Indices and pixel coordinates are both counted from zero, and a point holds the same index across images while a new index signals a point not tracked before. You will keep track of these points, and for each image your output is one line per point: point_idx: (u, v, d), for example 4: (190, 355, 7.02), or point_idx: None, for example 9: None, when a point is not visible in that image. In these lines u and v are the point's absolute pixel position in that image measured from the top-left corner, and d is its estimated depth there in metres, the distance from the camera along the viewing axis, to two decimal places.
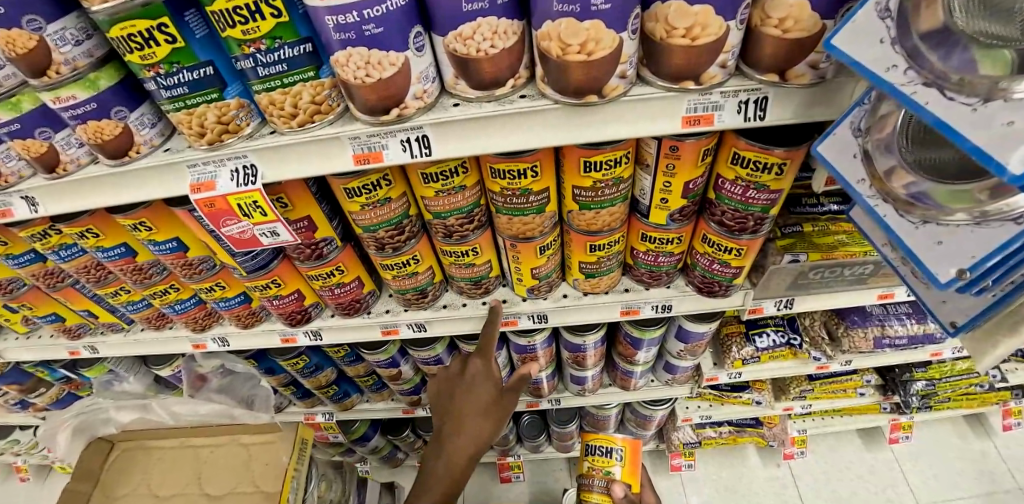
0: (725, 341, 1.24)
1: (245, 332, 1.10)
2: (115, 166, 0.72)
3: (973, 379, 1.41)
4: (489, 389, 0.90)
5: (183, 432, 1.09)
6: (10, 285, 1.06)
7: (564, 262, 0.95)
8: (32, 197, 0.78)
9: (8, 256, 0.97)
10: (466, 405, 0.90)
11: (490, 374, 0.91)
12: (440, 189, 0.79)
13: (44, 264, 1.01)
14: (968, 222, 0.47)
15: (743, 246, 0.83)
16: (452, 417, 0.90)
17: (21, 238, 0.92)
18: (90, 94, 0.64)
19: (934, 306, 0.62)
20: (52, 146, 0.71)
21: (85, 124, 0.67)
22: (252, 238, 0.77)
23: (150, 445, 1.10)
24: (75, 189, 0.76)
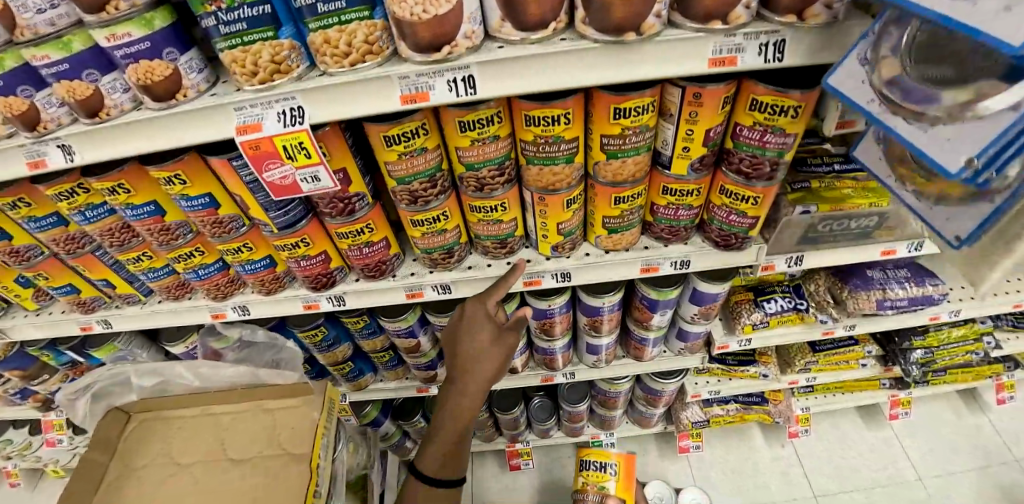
0: (735, 308, 1.28)
1: (268, 299, 1.11)
2: (160, 110, 0.74)
3: (969, 347, 1.47)
4: (489, 331, 0.90)
5: (203, 400, 1.09)
6: (28, 252, 1.06)
7: (587, 220, 0.99)
8: (68, 145, 0.80)
9: (31, 218, 0.97)
10: (468, 351, 0.90)
11: (488, 317, 0.91)
12: (476, 138, 0.82)
13: (65, 228, 1.01)
14: (974, 117, 0.51)
15: (759, 194, 0.87)
16: (456, 362, 0.91)
17: (48, 197, 0.93)
18: (145, 33, 0.67)
19: (937, 224, 0.67)
20: (98, 89, 0.73)
21: (137, 64, 0.69)
22: (292, 184, 0.80)
23: (168, 414, 1.09)
24: (114, 136, 0.78)
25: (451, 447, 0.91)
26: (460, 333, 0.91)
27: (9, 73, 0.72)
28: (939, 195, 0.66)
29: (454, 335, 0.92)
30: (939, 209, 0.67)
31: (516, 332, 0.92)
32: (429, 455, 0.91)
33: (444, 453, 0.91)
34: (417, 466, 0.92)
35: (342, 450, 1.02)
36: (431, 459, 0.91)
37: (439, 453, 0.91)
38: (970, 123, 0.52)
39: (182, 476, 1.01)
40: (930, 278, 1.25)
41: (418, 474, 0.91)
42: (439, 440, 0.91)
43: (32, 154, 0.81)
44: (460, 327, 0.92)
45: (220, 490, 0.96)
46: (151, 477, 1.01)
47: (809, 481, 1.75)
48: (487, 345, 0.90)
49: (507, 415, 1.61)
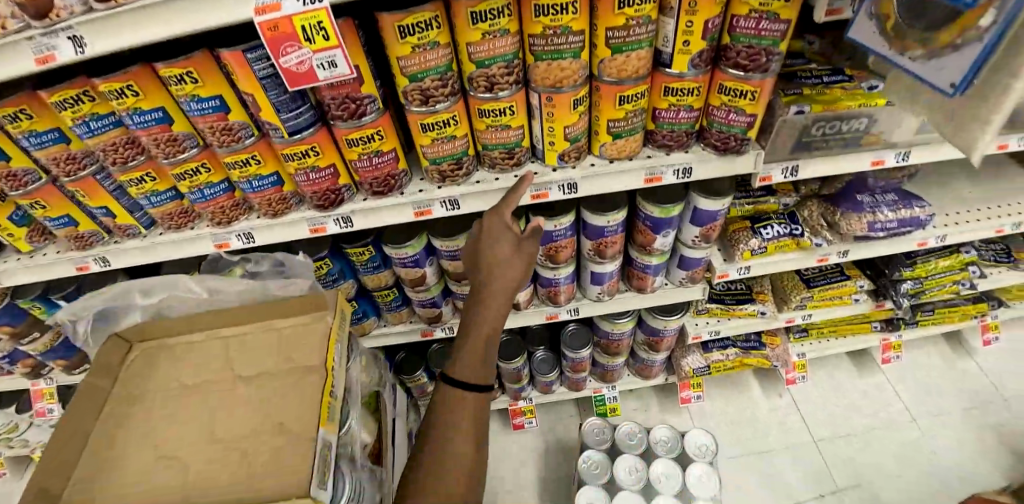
0: (733, 237, 1.31)
1: (273, 223, 1.14)
2: None
3: (956, 278, 1.54)
4: (512, 240, 0.90)
5: (210, 324, 1.06)
6: (26, 177, 1.04)
7: (592, 129, 1.02)
8: (80, 36, 0.79)
9: (30, 132, 0.94)
10: (494, 264, 0.90)
11: (508, 229, 0.90)
12: (486, 31, 0.84)
13: (66, 146, 0.99)
14: None
15: (756, 88, 0.92)
16: (482, 275, 0.91)
17: (49, 106, 0.90)
18: None
19: (933, 78, 0.72)
20: None
21: None
22: (309, 70, 0.83)
23: (174, 342, 1.07)
24: (133, 22, 0.78)
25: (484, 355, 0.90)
26: (481, 248, 0.90)
27: None
28: (933, 49, 0.71)
29: (475, 252, 0.91)
30: (934, 63, 0.72)
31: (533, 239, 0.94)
32: (464, 368, 0.88)
33: (480, 366, 0.89)
34: (450, 381, 0.89)
35: (355, 364, 1.00)
36: (467, 371, 0.89)
37: (476, 365, 0.89)
38: None
39: (191, 396, 0.98)
40: (916, 201, 1.31)
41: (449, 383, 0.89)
42: (474, 352, 0.89)
43: (41, 48, 0.79)
44: (481, 243, 0.91)
45: (232, 405, 0.94)
46: (158, 400, 0.98)
47: (807, 427, 1.83)
48: (512, 254, 0.91)
49: (510, 365, 1.60)
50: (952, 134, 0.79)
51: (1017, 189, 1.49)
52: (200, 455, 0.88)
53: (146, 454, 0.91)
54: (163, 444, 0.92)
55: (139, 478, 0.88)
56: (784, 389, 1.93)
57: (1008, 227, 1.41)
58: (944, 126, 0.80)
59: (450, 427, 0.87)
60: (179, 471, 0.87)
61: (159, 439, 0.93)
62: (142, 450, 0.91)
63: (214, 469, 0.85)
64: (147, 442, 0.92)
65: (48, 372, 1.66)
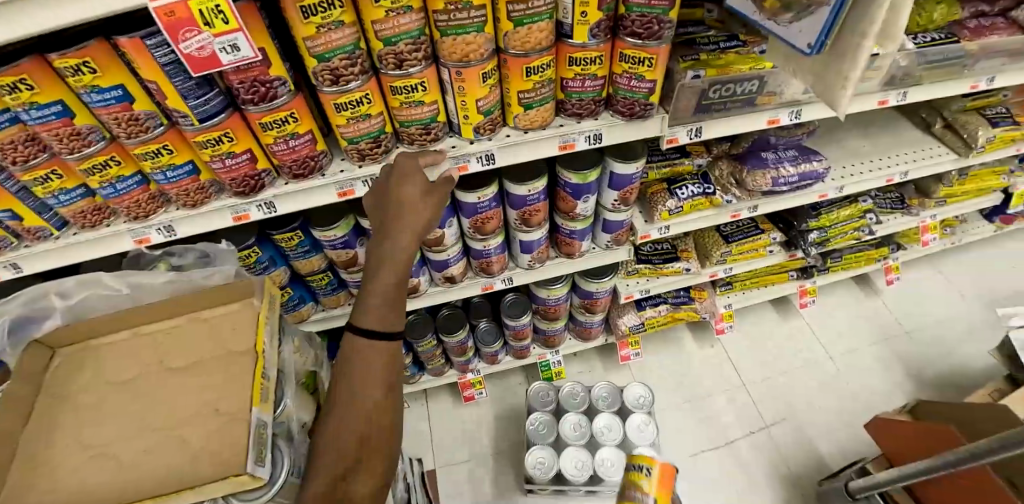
0: (652, 199, 1.39)
1: (194, 214, 1.13)
2: None
3: (856, 224, 1.71)
4: (422, 183, 0.96)
5: (135, 322, 1.04)
6: None
7: (504, 101, 1.06)
8: None
9: None
10: (401, 200, 0.94)
11: (418, 170, 0.97)
12: (389, 8, 0.85)
13: None
14: None
15: (653, 55, 0.97)
16: (389, 215, 0.94)
17: None
18: None
19: (795, 40, 0.79)
20: None
21: None
22: (212, 55, 0.82)
23: (99, 344, 1.04)
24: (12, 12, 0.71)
25: (388, 302, 0.89)
26: (392, 185, 0.96)
27: None
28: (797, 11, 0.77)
29: (385, 191, 0.96)
30: (795, 26, 0.78)
31: (445, 190, 1.00)
32: (370, 317, 0.87)
33: (385, 314, 0.88)
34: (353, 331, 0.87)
35: (287, 346, 1.00)
36: (372, 318, 0.87)
37: (377, 311, 0.88)
38: None
39: (119, 394, 0.97)
40: (815, 156, 1.43)
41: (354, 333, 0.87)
42: (376, 297, 0.88)
43: None
44: (391, 181, 0.96)
45: (165, 398, 0.94)
46: (85, 400, 0.96)
47: (737, 372, 1.99)
48: (421, 198, 0.96)
49: (454, 339, 1.65)
50: (822, 92, 0.86)
51: (902, 142, 1.66)
52: (132, 446, 0.89)
53: (75, 450, 0.90)
54: (92, 438, 0.91)
55: (69, 474, 0.86)
56: (715, 340, 2.07)
57: (897, 176, 1.57)
58: (815, 85, 0.87)
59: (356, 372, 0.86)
60: (113, 465, 0.87)
61: (86, 434, 0.91)
62: (69, 446, 0.90)
63: (151, 459, 0.86)
64: (74, 438, 0.91)
65: None
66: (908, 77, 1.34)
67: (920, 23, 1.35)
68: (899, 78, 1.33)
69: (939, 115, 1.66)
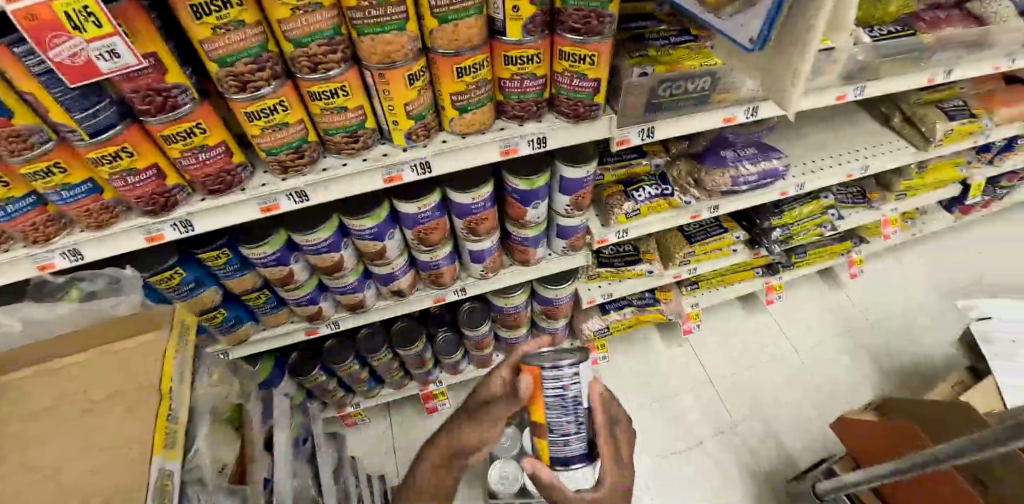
0: (608, 202, 1.33)
1: (101, 235, 1.03)
2: None
3: (818, 220, 1.68)
4: (503, 390, 0.87)
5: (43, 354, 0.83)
6: None
7: (437, 104, 0.98)
8: None
9: None
10: (471, 422, 0.85)
11: (501, 382, 0.87)
12: (295, 6, 0.76)
13: None
14: None
15: (594, 51, 0.90)
16: (457, 425, 0.86)
17: None
18: None
19: (736, 34, 0.71)
20: None
21: None
22: (88, 63, 0.72)
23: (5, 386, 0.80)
24: None
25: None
26: (477, 389, 0.88)
27: None
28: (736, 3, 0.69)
29: (472, 395, 0.88)
30: (739, 18, 0.70)
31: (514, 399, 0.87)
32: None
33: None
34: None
35: (204, 379, 0.91)
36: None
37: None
38: None
39: (44, 421, 0.77)
40: (774, 153, 1.40)
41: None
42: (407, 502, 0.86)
43: None
44: (479, 388, 0.88)
45: (74, 442, 0.74)
46: None
47: (706, 371, 1.95)
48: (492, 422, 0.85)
49: (410, 352, 1.56)
50: (773, 87, 0.80)
51: (862, 135, 1.63)
52: (72, 469, 0.71)
53: (10, 472, 0.72)
54: (31, 452, 0.73)
55: (6, 501, 0.69)
56: (683, 339, 2.03)
57: (857, 171, 1.53)
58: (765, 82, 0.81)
59: None
60: (54, 489, 0.70)
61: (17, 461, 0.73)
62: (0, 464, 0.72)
63: (100, 481, 0.70)
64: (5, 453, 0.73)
65: None
66: (867, 71, 1.29)
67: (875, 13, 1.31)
68: (856, 72, 1.26)
69: (897, 108, 1.64)
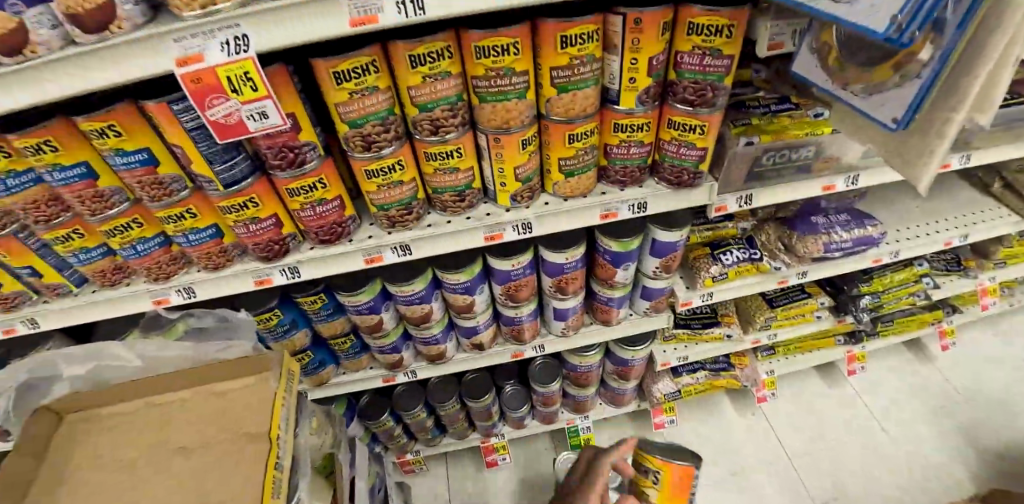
0: (694, 264, 1.31)
1: (214, 276, 1.08)
2: (96, 42, 0.73)
3: (910, 289, 1.59)
4: None
5: (144, 389, 0.96)
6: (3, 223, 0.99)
7: (544, 167, 1.00)
8: (45, 70, 0.75)
9: (7, 173, 0.89)
10: None
11: None
12: (427, 74, 0.80)
13: (45, 186, 0.93)
14: None
15: (704, 122, 0.91)
16: None
17: (17, 150, 0.86)
18: None
19: (876, 113, 0.70)
20: (22, 23, 0.71)
21: None
22: (239, 122, 0.78)
23: (119, 410, 0.96)
24: (104, 60, 0.75)
25: None
26: None
27: None
28: (874, 83, 0.69)
29: None
30: (877, 98, 0.69)
31: None
32: None
33: None
34: None
35: (305, 428, 0.95)
36: None
37: None
38: None
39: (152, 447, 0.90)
40: (869, 220, 1.34)
41: None
42: None
43: None
44: None
45: (170, 474, 0.85)
46: (88, 474, 0.88)
47: (781, 443, 1.83)
48: None
49: (479, 403, 1.55)
50: (901, 165, 0.74)
51: (958, 203, 1.56)
52: (172, 481, 0.84)
53: (127, 470, 0.87)
54: (148, 456, 0.88)
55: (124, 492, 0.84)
56: (756, 407, 1.93)
57: (956, 240, 1.46)
58: (890, 160, 0.77)
59: None
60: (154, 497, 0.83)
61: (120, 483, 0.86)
62: (117, 464, 0.88)
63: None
64: (123, 456, 0.89)
65: None
66: (970, 139, 1.25)
67: None
68: (962, 140, 1.24)
69: (998, 174, 1.55)
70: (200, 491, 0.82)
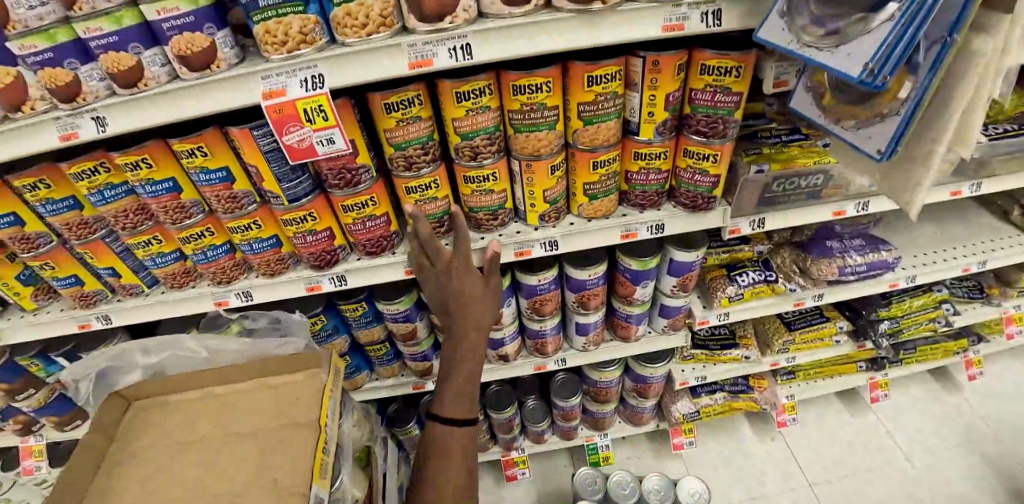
0: (711, 285, 1.38)
1: (270, 282, 1.21)
2: (197, 78, 0.88)
3: (930, 315, 1.61)
4: (479, 277, 0.97)
5: (205, 381, 1.08)
6: (97, 227, 1.14)
7: (569, 191, 1.11)
8: (153, 100, 0.90)
9: (107, 185, 1.04)
10: (461, 297, 0.95)
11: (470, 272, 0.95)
12: (470, 108, 0.92)
13: (136, 197, 1.08)
14: (887, 19, 0.64)
15: (717, 151, 1.00)
16: (451, 294, 0.95)
17: (118, 166, 1.01)
18: (190, 9, 0.81)
19: (864, 145, 0.78)
20: (140, 61, 0.86)
21: (181, 36, 0.83)
22: (309, 147, 0.91)
23: (184, 399, 1.08)
24: (200, 92, 0.90)
25: (466, 393, 0.93)
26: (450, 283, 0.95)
27: (62, 47, 0.84)
28: (863, 119, 0.78)
29: (444, 289, 0.96)
30: (865, 132, 0.78)
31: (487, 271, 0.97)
32: (449, 405, 0.92)
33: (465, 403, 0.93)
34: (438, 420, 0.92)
35: (347, 421, 1.05)
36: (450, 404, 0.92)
37: (455, 401, 0.92)
38: (868, 35, 0.66)
39: (211, 432, 1.01)
40: (883, 245, 1.39)
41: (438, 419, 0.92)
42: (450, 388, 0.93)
43: (66, 127, 0.92)
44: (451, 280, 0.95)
45: (226, 456, 0.96)
46: (155, 453, 0.99)
47: (802, 470, 1.83)
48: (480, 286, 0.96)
49: (501, 415, 1.62)
50: (891, 192, 0.84)
51: (976, 231, 1.59)
52: (229, 463, 0.94)
53: (189, 451, 0.98)
54: (207, 440, 0.99)
55: (186, 470, 0.94)
56: (776, 433, 1.93)
57: (974, 266, 1.49)
58: (881, 185, 0.86)
59: (464, 391, 0.93)
60: (213, 476, 0.93)
61: (182, 461, 0.96)
62: (180, 445, 0.99)
63: (246, 485, 0.90)
64: (186, 439, 1.00)
65: (38, 429, 1.68)
66: (981, 169, 1.30)
67: (988, 114, 1.31)
68: (973, 169, 1.29)
69: (1016, 203, 1.58)
70: (255, 472, 0.92)
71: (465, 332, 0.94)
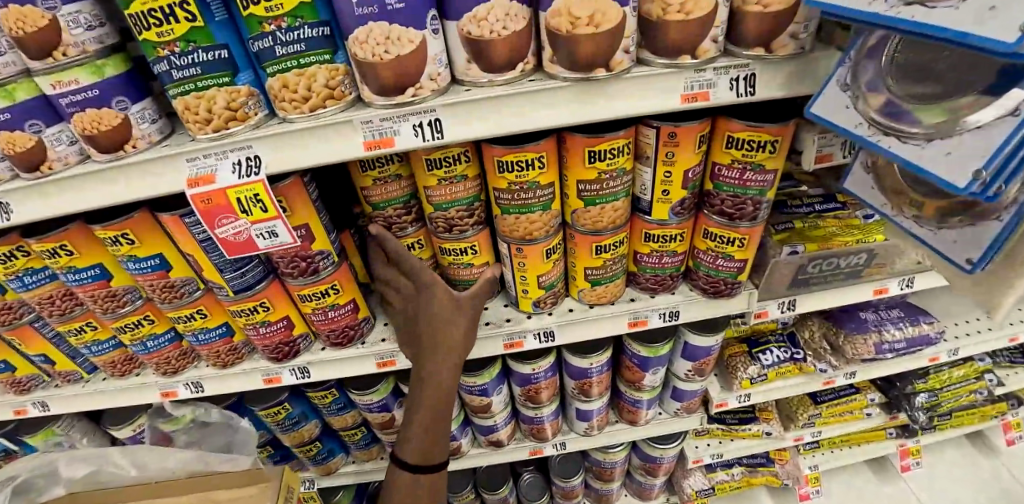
0: (730, 363, 1.21)
1: (223, 374, 1.04)
2: (108, 160, 0.71)
3: (970, 386, 1.45)
4: (454, 303, 0.86)
5: (142, 493, 0.90)
6: (21, 312, 0.97)
7: (568, 272, 0.94)
8: (60, 183, 0.74)
9: (25, 271, 0.87)
10: (432, 325, 0.85)
11: (443, 297, 0.85)
12: (442, 177, 0.77)
13: (61, 283, 0.91)
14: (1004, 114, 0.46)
15: (744, 235, 0.83)
16: (422, 322, 0.86)
17: (34, 252, 0.84)
18: (93, 81, 0.65)
19: (945, 248, 0.62)
20: (41, 140, 0.70)
21: (83, 113, 0.66)
22: (247, 240, 0.75)
23: None
24: (113, 179, 0.72)
25: (428, 434, 0.90)
26: (419, 307, 0.86)
27: None
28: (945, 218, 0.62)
29: (414, 313, 0.87)
30: (945, 231, 0.62)
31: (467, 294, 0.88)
32: (414, 452, 0.90)
33: (429, 445, 0.90)
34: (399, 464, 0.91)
35: None
36: (412, 452, 0.90)
37: (417, 445, 0.89)
38: (974, 133, 0.48)
39: None
40: (923, 316, 1.22)
41: (400, 464, 0.90)
42: (415, 427, 0.89)
43: None
44: (420, 302, 0.86)
45: None
46: None
47: None
48: (455, 309, 0.86)
49: (494, 495, 1.45)
50: (980, 293, 0.67)
51: None
52: None
53: None
54: None
55: None
56: None
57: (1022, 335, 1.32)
58: (964, 284, 0.69)
59: (434, 433, 0.90)
60: None
61: None
62: None
63: None
64: None
65: None
66: None
67: None
68: None
69: None
70: None
71: (432, 365, 0.87)
